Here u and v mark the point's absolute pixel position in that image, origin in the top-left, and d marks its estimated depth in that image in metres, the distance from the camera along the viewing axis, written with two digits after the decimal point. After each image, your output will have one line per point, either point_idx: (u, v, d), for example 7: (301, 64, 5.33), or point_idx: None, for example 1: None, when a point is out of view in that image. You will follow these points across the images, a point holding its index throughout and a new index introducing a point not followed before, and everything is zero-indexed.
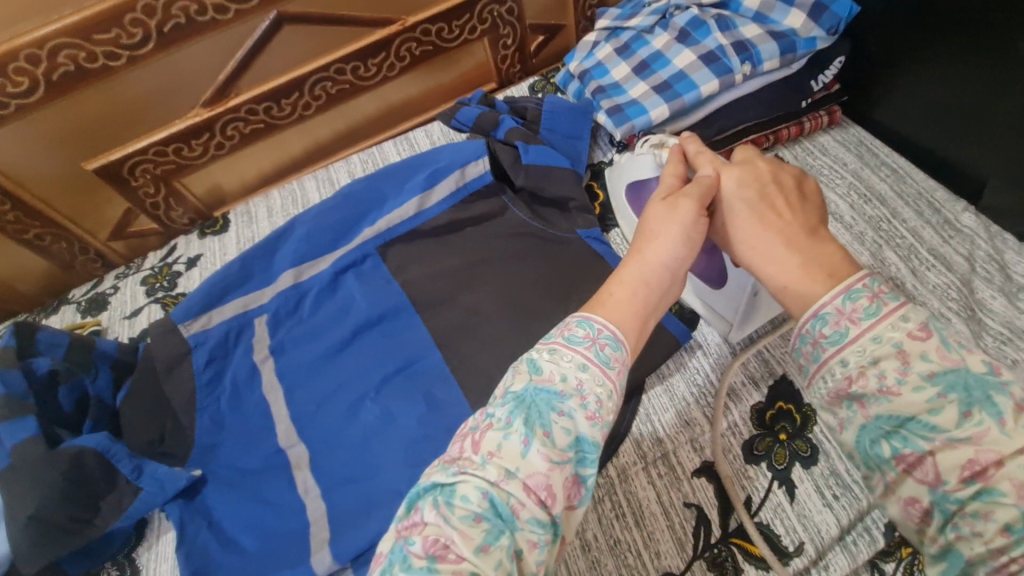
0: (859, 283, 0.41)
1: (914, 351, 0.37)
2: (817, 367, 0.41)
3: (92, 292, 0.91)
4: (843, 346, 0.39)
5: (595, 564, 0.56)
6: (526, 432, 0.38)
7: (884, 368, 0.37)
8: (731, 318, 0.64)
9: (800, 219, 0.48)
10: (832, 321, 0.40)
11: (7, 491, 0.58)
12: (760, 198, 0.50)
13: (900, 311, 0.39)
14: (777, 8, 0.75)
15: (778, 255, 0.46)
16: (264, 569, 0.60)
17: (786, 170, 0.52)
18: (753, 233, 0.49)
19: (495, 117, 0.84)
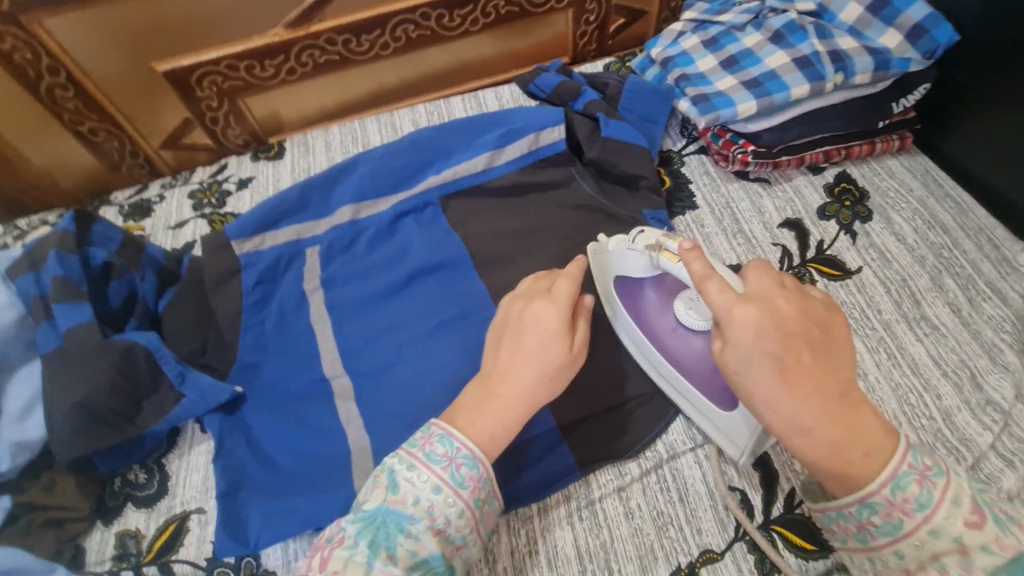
0: (905, 464, 0.42)
1: (974, 544, 0.40)
2: (868, 549, 0.44)
3: (136, 198, 0.88)
4: (896, 539, 0.42)
5: (636, 532, 0.57)
6: (368, 554, 0.45)
7: (947, 563, 0.40)
8: (736, 445, 0.57)
9: (826, 379, 0.44)
10: (882, 512, 0.42)
11: (55, 375, 0.57)
12: (780, 352, 0.44)
13: (949, 493, 0.41)
14: (873, 25, 0.75)
15: (803, 423, 0.44)
16: (302, 491, 0.60)
17: (811, 313, 0.46)
18: (777, 399, 0.44)
19: (575, 87, 0.84)
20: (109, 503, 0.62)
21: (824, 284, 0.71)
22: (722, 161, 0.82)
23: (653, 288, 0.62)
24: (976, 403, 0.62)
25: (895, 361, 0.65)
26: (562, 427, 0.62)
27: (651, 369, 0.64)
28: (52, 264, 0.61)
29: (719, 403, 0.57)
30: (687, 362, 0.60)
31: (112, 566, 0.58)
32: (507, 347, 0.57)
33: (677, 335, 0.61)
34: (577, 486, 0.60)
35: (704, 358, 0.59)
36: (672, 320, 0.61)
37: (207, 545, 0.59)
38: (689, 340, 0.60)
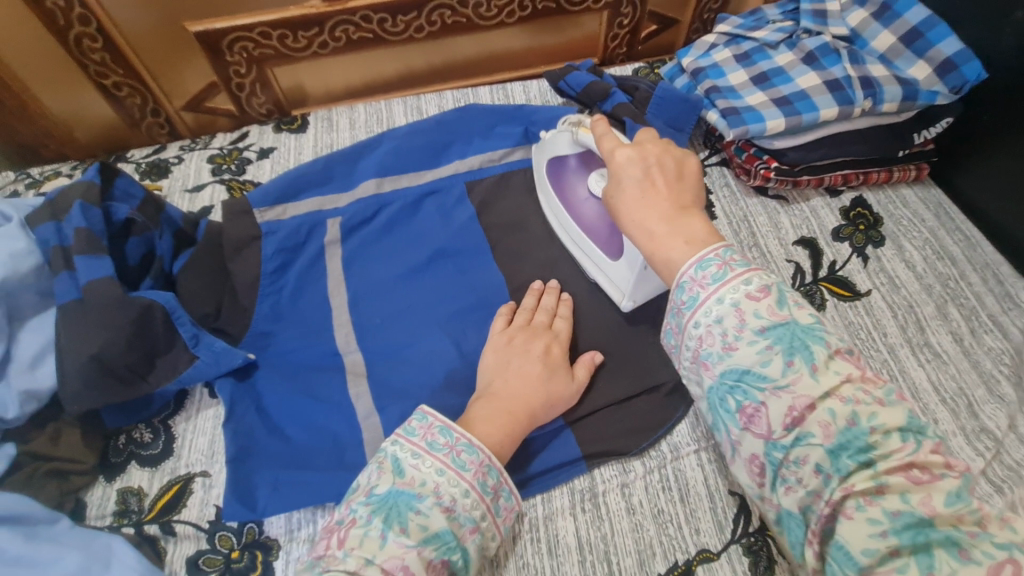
0: (712, 253, 0.44)
1: (749, 309, 0.41)
2: (682, 331, 0.45)
3: (153, 157, 0.88)
4: (695, 310, 0.43)
5: (637, 528, 0.58)
6: (382, 528, 0.45)
7: (725, 327, 0.42)
8: (623, 289, 0.67)
9: (673, 197, 0.49)
10: (688, 288, 0.44)
11: (71, 326, 0.57)
12: (642, 177, 0.50)
13: (744, 276, 0.43)
14: (905, 55, 0.77)
15: (647, 223, 0.48)
16: (311, 463, 0.60)
17: (670, 151, 0.52)
18: (632, 209, 0.50)
19: (606, 88, 0.84)
20: (112, 460, 0.62)
21: (834, 304, 0.73)
22: (743, 175, 0.83)
23: (575, 163, 0.73)
24: (971, 430, 0.63)
25: (896, 383, 0.67)
26: (570, 421, 0.63)
27: (567, 237, 0.74)
28: (75, 214, 0.61)
29: (612, 254, 0.68)
30: (591, 224, 0.70)
31: (112, 522, 0.58)
32: (511, 367, 0.60)
33: (587, 202, 0.71)
34: (582, 478, 0.61)
35: (604, 223, 0.69)
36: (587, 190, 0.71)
37: (210, 508, 0.59)
38: (597, 208, 0.70)
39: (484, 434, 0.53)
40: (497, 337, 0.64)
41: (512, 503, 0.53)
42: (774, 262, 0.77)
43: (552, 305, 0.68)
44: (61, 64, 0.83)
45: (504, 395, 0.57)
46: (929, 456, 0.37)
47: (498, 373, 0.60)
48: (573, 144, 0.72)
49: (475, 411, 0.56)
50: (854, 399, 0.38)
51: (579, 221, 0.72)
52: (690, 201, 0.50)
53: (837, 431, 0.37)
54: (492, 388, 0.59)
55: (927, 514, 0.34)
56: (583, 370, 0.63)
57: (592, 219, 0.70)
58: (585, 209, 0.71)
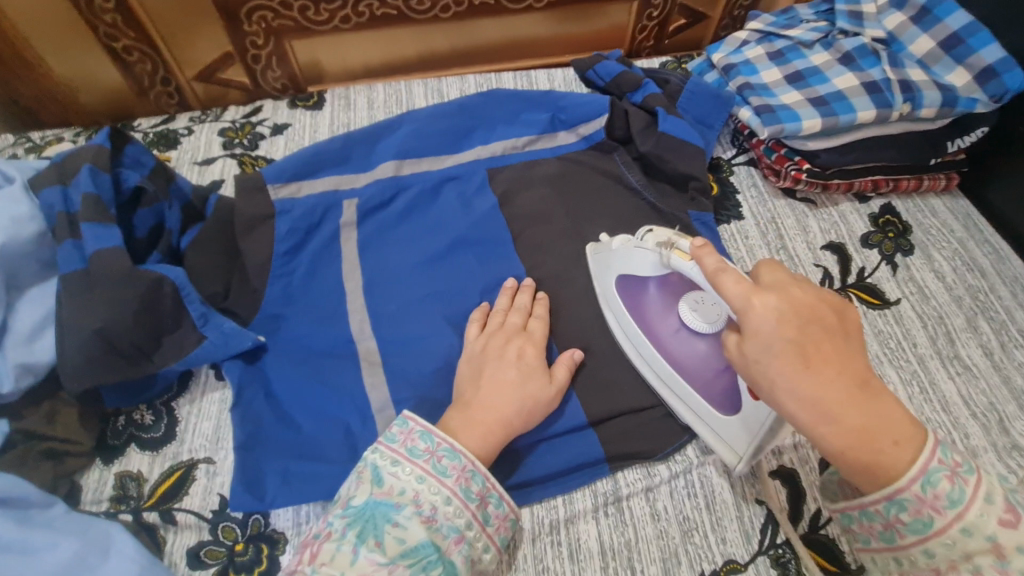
0: (935, 460, 0.39)
1: (1008, 544, 0.37)
2: (896, 549, 0.41)
3: (162, 127, 0.84)
4: (924, 537, 0.39)
5: (661, 534, 0.56)
6: (355, 542, 0.45)
7: (978, 563, 0.37)
8: (740, 449, 0.55)
9: (846, 368, 0.41)
10: (911, 509, 0.39)
11: (74, 298, 0.53)
12: (797, 340, 0.41)
13: (981, 491, 0.39)
14: (943, 61, 0.75)
15: (823, 406, 0.40)
16: (323, 455, 0.57)
17: (824, 297, 0.44)
18: (800, 385, 0.41)
19: (636, 79, 0.82)
20: (110, 442, 0.58)
21: (863, 312, 0.71)
22: (771, 176, 0.81)
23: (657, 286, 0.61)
24: (1002, 446, 0.62)
25: (926, 395, 0.65)
26: (592, 421, 0.61)
27: (650, 373, 0.62)
28: (82, 178, 0.57)
29: (724, 407, 0.56)
30: (690, 365, 0.59)
31: (109, 508, 0.55)
32: (486, 376, 0.57)
33: (679, 336, 0.60)
34: (605, 481, 0.59)
35: (710, 364, 0.58)
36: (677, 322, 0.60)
37: (213, 496, 0.56)
38: (695, 342, 0.59)
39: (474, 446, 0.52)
40: (472, 343, 0.61)
41: (504, 510, 0.50)
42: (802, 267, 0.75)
43: (527, 305, 0.65)
44: (68, 24, 0.79)
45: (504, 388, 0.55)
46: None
47: (472, 382, 0.57)
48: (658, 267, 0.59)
49: (449, 423, 0.54)
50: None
51: (671, 358, 0.60)
52: (862, 368, 0.42)
53: None
54: (466, 398, 0.56)
55: None
56: (562, 371, 0.60)
57: (690, 360, 0.59)
58: (674, 344, 0.60)
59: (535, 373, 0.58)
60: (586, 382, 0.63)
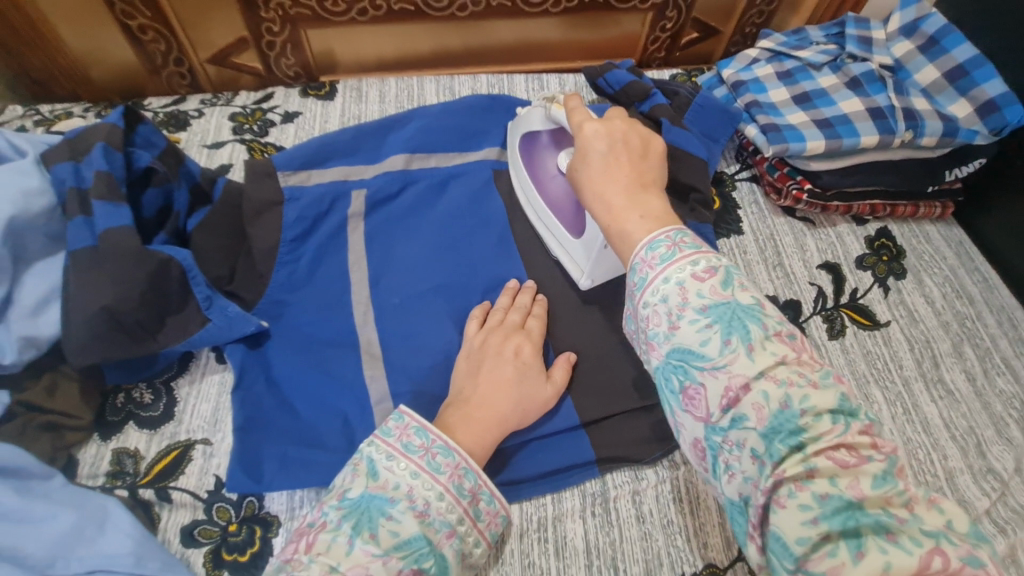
0: (664, 235, 0.46)
1: (692, 288, 0.43)
2: (636, 314, 0.46)
3: (172, 108, 0.84)
4: (644, 290, 0.45)
5: (646, 536, 0.57)
6: (350, 534, 0.44)
7: (670, 308, 0.43)
8: (582, 266, 0.67)
9: (637, 172, 0.52)
10: (639, 269, 0.46)
11: (81, 275, 0.54)
12: (607, 152, 0.53)
13: (690, 257, 0.44)
14: (946, 92, 0.78)
15: (608, 192, 0.51)
16: (319, 441, 0.58)
17: (635, 129, 0.55)
18: (595, 178, 0.52)
19: (645, 89, 0.82)
20: (109, 418, 0.59)
21: (853, 331, 0.73)
22: (772, 193, 0.83)
23: (547, 138, 0.72)
24: (978, 469, 0.64)
25: (909, 415, 0.67)
26: (585, 423, 0.62)
27: (531, 212, 0.74)
28: (95, 156, 0.58)
29: (575, 233, 0.69)
30: (556, 203, 0.71)
31: (105, 483, 0.56)
32: (482, 373, 0.58)
33: (555, 179, 0.71)
34: (593, 482, 0.60)
35: (570, 201, 0.70)
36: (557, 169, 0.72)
37: (209, 477, 0.57)
38: (563, 185, 0.70)
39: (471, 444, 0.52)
40: (471, 339, 0.62)
41: (495, 506, 0.51)
42: (797, 284, 0.77)
43: (527, 304, 0.66)
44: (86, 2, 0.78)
45: (502, 387, 0.57)
46: (856, 437, 0.38)
47: (470, 378, 0.58)
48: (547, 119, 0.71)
49: (447, 419, 0.54)
50: (787, 382, 0.38)
51: (544, 197, 0.72)
52: (651, 177, 0.53)
53: (769, 412, 0.38)
54: (465, 394, 0.56)
55: (854, 496, 0.35)
56: (559, 372, 0.61)
57: (559, 200, 0.71)
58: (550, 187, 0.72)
59: (528, 372, 0.59)
60: (580, 384, 0.64)
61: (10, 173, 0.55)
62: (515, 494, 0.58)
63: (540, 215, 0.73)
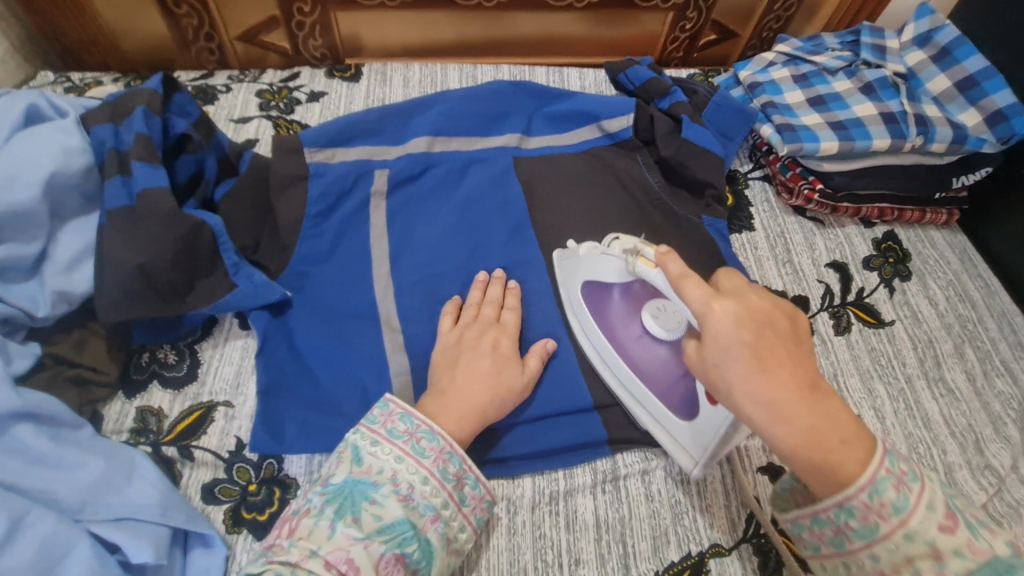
0: (882, 469, 0.40)
1: (946, 548, 0.38)
2: (845, 553, 0.42)
3: (201, 82, 0.86)
4: (871, 541, 0.40)
5: (654, 514, 0.59)
6: (333, 517, 0.47)
7: (919, 567, 0.38)
8: (694, 454, 0.56)
9: (801, 369, 0.41)
10: (859, 515, 0.40)
11: (117, 234, 0.55)
12: (756, 343, 0.41)
13: (924, 498, 0.39)
14: (957, 101, 0.81)
15: (785, 414, 0.40)
16: (340, 409, 0.60)
17: (778, 304, 0.43)
18: (758, 392, 0.40)
19: (665, 86, 0.84)
20: (133, 376, 0.60)
21: (859, 328, 0.75)
22: (784, 193, 0.85)
23: (620, 292, 0.63)
24: (976, 465, 0.66)
25: (911, 411, 0.69)
26: (597, 404, 0.64)
27: (610, 376, 0.64)
28: (135, 119, 0.59)
29: (680, 409, 0.57)
30: (647, 369, 0.61)
31: (128, 438, 0.57)
32: (461, 364, 0.59)
33: (640, 341, 0.62)
34: (604, 461, 0.62)
35: (668, 367, 0.60)
36: (640, 327, 0.62)
37: (230, 438, 0.58)
38: (654, 347, 0.61)
39: (448, 427, 0.54)
40: (446, 337, 0.62)
41: (479, 492, 0.53)
42: (805, 281, 0.78)
43: (499, 297, 0.67)
44: None
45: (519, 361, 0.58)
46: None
47: (448, 369, 0.58)
48: (620, 273, 0.59)
49: (426, 409, 0.55)
50: None
51: (631, 362, 0.62)
52: (814, 372, 0.42)
53: None
54: (442, 385, 0.57)
55: None
56: (534, 361, 0.62)
57: (650, 368, 0.61)
58: (636, 349, 0.62)
59: (505, 364, 0.60)
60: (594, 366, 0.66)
61: (52, 132, 0.57)
62: (527, 470, 0.60)
63: (629, 382, 0.62)
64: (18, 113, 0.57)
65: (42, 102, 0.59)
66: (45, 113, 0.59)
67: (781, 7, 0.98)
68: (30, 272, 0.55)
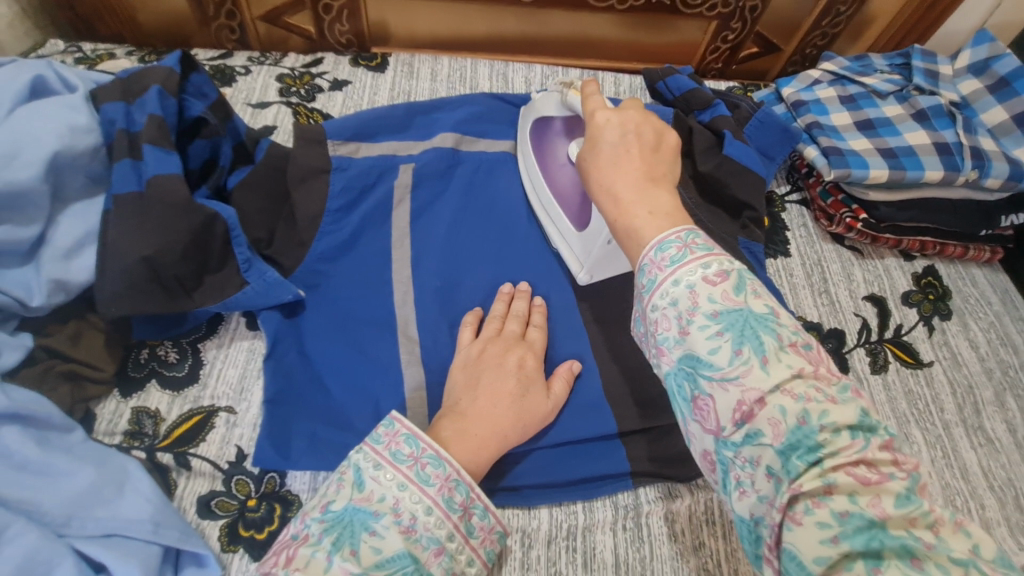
0: (675, 234, 0.40)
1: (704, 292, 0.37)
2: (643, 319, 0.40)
3: (219, 61, 0.82)
4: (653, 294, 0.39)
5: (676, 557, 0.55)
6: (330, 550, 0.43)
7: (680, 312, 0.37)
8: (583, 261, 0.66)
9: (651, 163, 0.45)
10: (647, 271, 0.39)
11: (122, 221, 0.51)
12: (619, 143, 0.46)
13: (704, 258, 0.38)
14: (1014, 135, 0.77)
15: (618, 185, 0.44)
16: (349, 422, 0.56)
17: (651, 120, 0.48)
18: (605, 167, 0.46)
19: (707, 99, 0.80)
20: (131, 374, 0.56)
21: (896, 368, 0.71)
22: (823, 219, 0.81)
23: (561, 126, 0.68)
24: (1015, 522, 0.62)
25: (948, 459, 0.65)
26: (621, 434, 0.60)
27: (536, 200, 0.71)
28: (150, 98, 0.55)
29: (578, 224, 0.66)
30: (562, 193, 0.68)
31: (121, 442, 0.53)
32: (482, 387, 0.54)
33: (563, 167, 0.68)
34: (626, 494, 0.58)
35: (577, 195, 0.67)
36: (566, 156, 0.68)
37: (230, 447, 0.54)
38: (571, 176, 0.67)
39: (465, 459, 0.50)
40: (467, 351, 0.58)
41: (488, 522, 0.49)
42: (842, 313, 0.75)
43: (524, 311, 0.63)
44: None
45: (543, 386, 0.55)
46: (878, 453, 0.32)
47: (467, 390, 0.54)
48: (560, 106, 0.67)
49: (441, 433, 0.51)
50: (805, 397, 0.33)
51: (551, 187, 0.69)
52: (664, 173, 0.46)
53: (787, 429, 0.33)
54: (460, 407, 0.53)
55: (877, 515, 0.30)
56: (560, 384, 0.59)
57: (563, 194, 0.68)
58: (558, 175, 0.68)
59: (530, 385, 0.56)
60: (620, 392, 0.62)
61: (59, 107, 0.53)
62: (545, 500, 0.57)
63: (542, 202, 0.70)
64: (23, 85, 0.53)
65: (50, 74, 0.55)
66: (51, 86, 0.55)
67: (828, 24, 0.94)
68: (26, 257, 0.51)
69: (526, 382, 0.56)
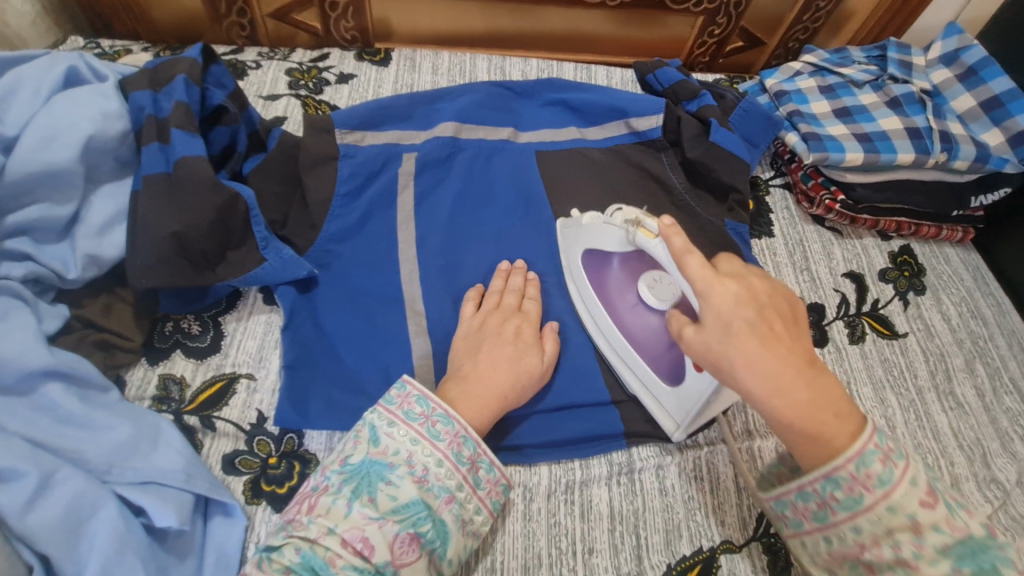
0: (871, 443, 0.41)
1: (927, 522, 0.40)
2: (825, 527, 0.43)
3: (231, 57, 0.86)
4: (854, 513, 0.41)
5: (667, 508, 0.60)
6: (350, 497, 0.47)
7: (899, 540, 0.40)
8: (678, 420, 0.60)
9: (798, 344, 0.43)
10: (845, 486, 0.41)
11: (154, 202, 0.56)
12: (756, 320, 0.42)
13: (908, 474, 0.41)
14: (981, 120, 0.82)
15: (782, 384, 0.41)
16: (361, 387, 0.60)
17: (777, 287, 0.45)
18: (753, 362, 0.41)
19: (695, 89, 0.84)
20: (157, 344, 0.60)
21: (873, 339, 0.76)
22: (804, 202, 0.86)
23: (619, 263, 0.64)
24: (982, 477, 0.67)
25: (920, 421, 0.70)
26: (614, 398, 0.64)
27: (603, 342, 0.66)
28: (176, 87, 0.60)
29: (663, 375, 0.61)
30: (640, 337, 0.63)
31: (151, 405, 0.57)
32: (483, 352, 0.59)
33: (635, 310, 0.63)
34: (619, 453, 0.62)
35: (660, 338, 0.62)
36: (636, 296, 0.64)
37: (251, 411, 0.58)
38: (647, 315, 0.63)
39: (470, 415, 0.54)
40: (469, 321, 0.63)
41: (494, 475, 0.53)
42: (823, 289, 0.79)
43: (522, 286, 0.67)
44: None
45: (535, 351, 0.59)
46: None
47: (470, 356, 0.59)
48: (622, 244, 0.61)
49: (447, 393, 0.55)
50: None
51: (624, 329, 0.64)
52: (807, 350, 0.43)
53: None
54: (463, 370, 0.57)
55: None
56: (551, 344, 0.63)
57: (641, 337, 0.63)
58: (629, 316, 0.64)
59: (527, 351, 0.60)
60: None
61: (91, 94, 0.57)
62: (544, 458, 0.61)
63: (614, 346, 0.65)
64: (58, 75, 0.57)
65: (82, 66, 0.59)
66: (84, 77, 0.60)
67: (809, 19, 0.98)
68: (61, 233, 0.55)
69: (524, 350, 0.60)
